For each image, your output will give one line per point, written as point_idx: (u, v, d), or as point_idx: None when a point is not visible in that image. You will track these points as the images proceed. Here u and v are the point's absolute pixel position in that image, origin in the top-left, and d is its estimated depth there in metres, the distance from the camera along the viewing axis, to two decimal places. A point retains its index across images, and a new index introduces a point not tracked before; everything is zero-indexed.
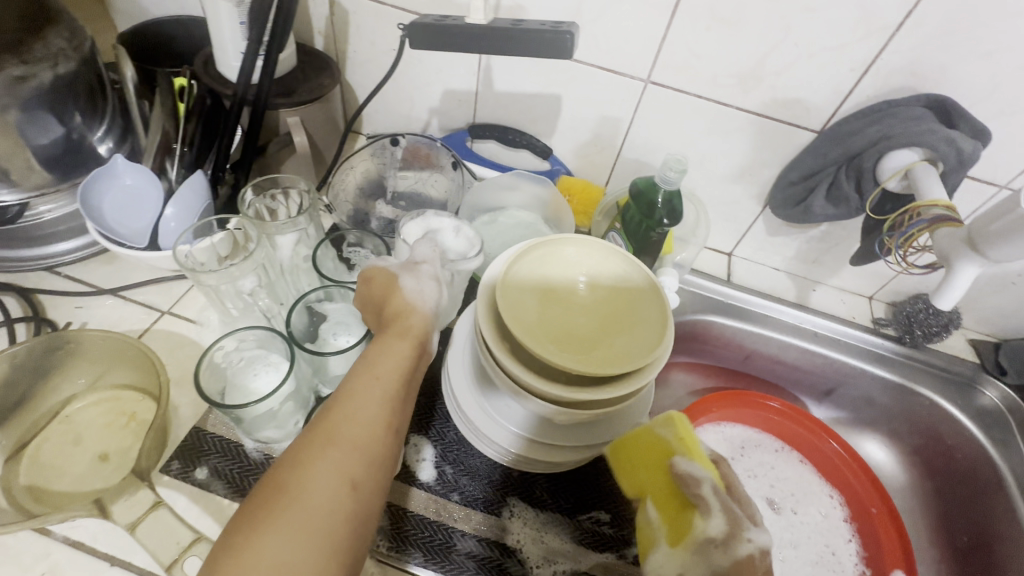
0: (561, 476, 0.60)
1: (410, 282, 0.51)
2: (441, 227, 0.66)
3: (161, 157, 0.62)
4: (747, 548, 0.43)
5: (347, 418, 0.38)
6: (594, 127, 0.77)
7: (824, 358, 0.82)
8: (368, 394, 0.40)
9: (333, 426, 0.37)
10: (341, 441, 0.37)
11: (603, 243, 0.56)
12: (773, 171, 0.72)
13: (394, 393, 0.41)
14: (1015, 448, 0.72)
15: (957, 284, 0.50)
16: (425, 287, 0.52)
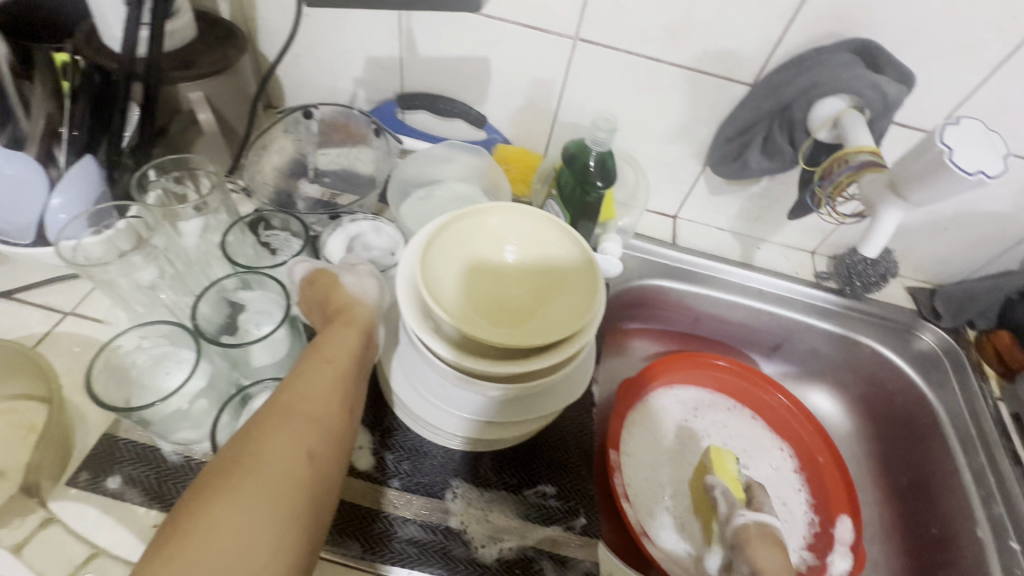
0: (506, 454, 0.58)
1: (352, 279, 0.52)
2: (361, 229, 0.62)
3: (47, 143, 0.57)
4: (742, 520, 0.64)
5: (301, 397, 0.40)
6: (527, 91, 0.73)
7: (770, 315, 0.82)
8: (322, 376, 0.42)
9: (289, 402, 0.39)
10: (297, 415, 0.38)
11: (526, 208, 0.53)
12: (710, 128, 0.71)
13: (344, 376, 0.43)
14: (949, 388, 0.75)
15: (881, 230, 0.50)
16: (367, 283, 0.52)
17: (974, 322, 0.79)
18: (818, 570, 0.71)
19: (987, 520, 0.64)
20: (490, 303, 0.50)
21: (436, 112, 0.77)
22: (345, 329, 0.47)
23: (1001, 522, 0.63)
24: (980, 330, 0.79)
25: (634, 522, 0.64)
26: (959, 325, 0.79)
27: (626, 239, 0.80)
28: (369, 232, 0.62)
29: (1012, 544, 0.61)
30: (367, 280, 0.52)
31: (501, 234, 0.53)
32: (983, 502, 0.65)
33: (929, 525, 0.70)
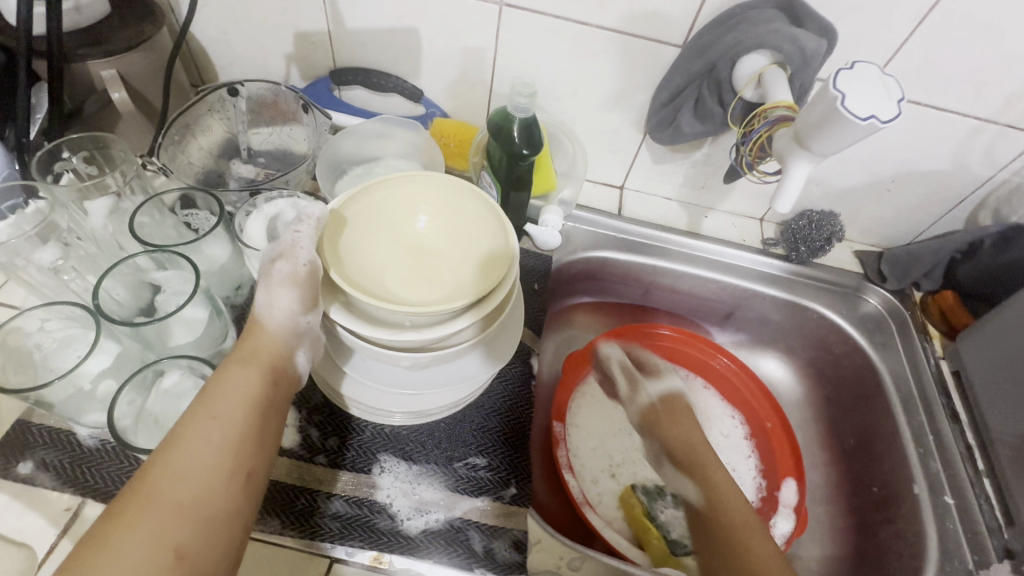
0: (437, 428, 0.58)
1: (264, 296, 0.46)
2: (279, 211, 0.58)
3: None
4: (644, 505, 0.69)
5: (170, 477, 0.35)
6: (460, 61, 0.72)
7: (718, 283, 0.82)
8: (200, 441, 0.37)
9: (154, 485, 0.34)
10: (162, 501, 0.34)
11: (431, 175, 0.53)
12: (646, 94, 0.69)
13: (239, 432, 0.38)
14: (893, 349, 0.75)
15: (789, 185, 0.49)
16: (280, 295, 0.45)
17: (919, 283, 0.79)
18: None
19: (923, 477, 0.64)
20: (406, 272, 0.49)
21: (370, 87, 0.75)
22: (240, 370, 0.42)
23: (937, 478, 0.64)
24: (925, 291, 0.79)
25: (575, 491, 0.65)
26: (905, 287, 0.79)
27: (568, 211, 0.79)
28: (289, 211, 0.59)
29: (945, 499, 0.62)
30: (285, 289, 0.46)
31: (411, 202, 0.52)
32: (921, 460, 0.65)
33: (870, 484, 0.70)
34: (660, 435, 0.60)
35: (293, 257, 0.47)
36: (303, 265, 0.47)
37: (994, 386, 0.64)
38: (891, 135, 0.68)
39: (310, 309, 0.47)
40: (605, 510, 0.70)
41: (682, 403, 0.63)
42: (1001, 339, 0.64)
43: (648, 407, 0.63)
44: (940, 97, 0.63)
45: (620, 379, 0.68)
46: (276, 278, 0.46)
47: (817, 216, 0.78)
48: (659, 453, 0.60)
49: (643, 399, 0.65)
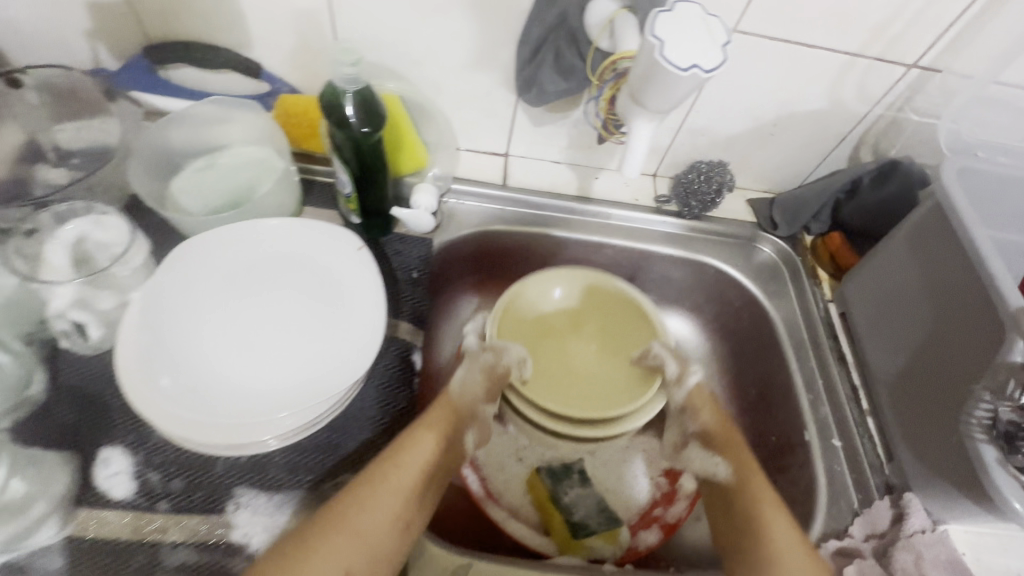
0: (300, 447, 0.52)
1: (461, 377, 0.62)
2: (82, 230, 0.52)
3: None
4: (692, 378, 0.64)
5: (360, 511, 0.46)
6: (294, 26, 0.62)
7: (614, 248, 0.78)
8: (385, 490, 0.49)
9: (347, 514, 0.46)
10: (348, 529, 0.45)
11: (579, 271, 0.71)
12: (510, 51, 0.63)
13: (410, 491, 0.50)
14: (785, 296, 0.75)
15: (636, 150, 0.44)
16: (473, 375, 0.63)
17: (809, 227, 0.78)
18: (669, 496, 0.68)
19: (814, 424, 0.65)
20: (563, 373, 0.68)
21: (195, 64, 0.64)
22: (426, 432, 0.55)
23: (825, 422, 0.65)
24: (815, 234, 0.78)
25: (474, 486, 0.66)
26: (796, 233, 0.78)
27: (447, 185, 0.73)
28: (93, 229, 0.53)
29: (833, 442, 0.63)
30: (476, 374, 0.63)
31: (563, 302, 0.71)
32: (812, 406, 0.66)
33: (769, 434, 0.70)
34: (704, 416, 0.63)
35: (498, 354, 0.64)
36: (501, 365, 0.63)
37: (874, 326, 0.65)
38: (766, 77, 0.65)
39: (489, 401, 0.63)
40: (511, 497, 0.67)
41: (708, 392, 0.65)
42: (880, 279, 0.64)
43: (696, 391, 0.64)
44: (808, 32, 0.60)
45: (665, 361, 0.64)
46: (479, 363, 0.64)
47: (706, 167, 0.75)
48: (692, 437, 0.64)
49: (691, 380, 0.64)
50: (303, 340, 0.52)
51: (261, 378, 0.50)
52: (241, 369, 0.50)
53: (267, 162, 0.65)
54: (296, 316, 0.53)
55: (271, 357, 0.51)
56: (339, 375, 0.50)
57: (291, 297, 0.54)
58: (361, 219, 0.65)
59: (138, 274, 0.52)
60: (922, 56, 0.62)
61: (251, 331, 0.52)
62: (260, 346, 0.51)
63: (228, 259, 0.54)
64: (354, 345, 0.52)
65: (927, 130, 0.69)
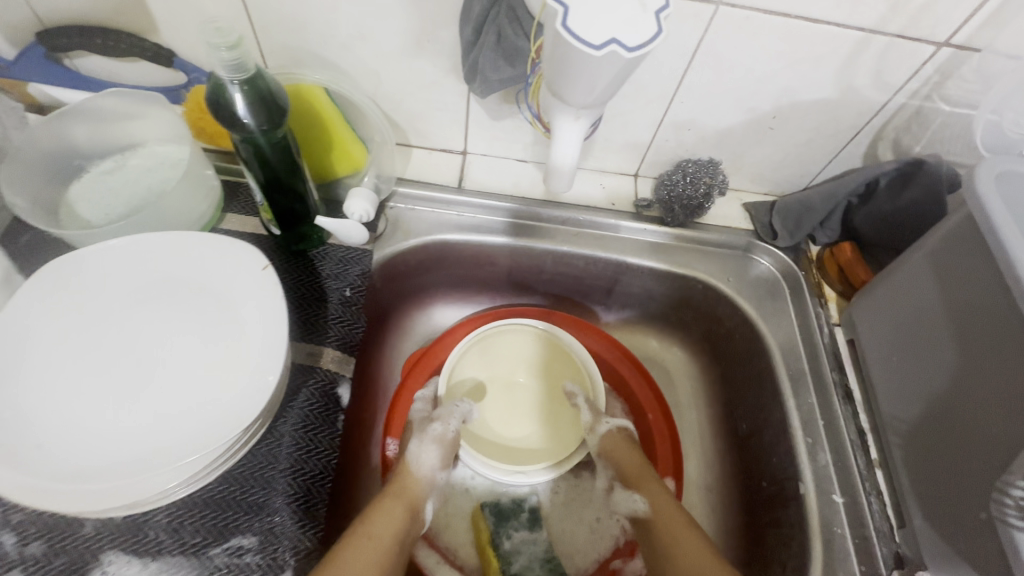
0: (189, 503, 0.45)
1: (414, 447, 0.57)
2: None
3: None
4: (606, 426, 0.60)
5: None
6: (200, 4, 0.53)
7: (587, 259, 0.68)
8: (361, 558, 0.45)
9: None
10: None
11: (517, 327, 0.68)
12: (452, 31, 0.53)
13: (385, 559, 0.47)
14: (785, 318, 0.64)
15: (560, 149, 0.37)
16: (428, 450, 0.57)
17: (814, 235, 0.67)
18: (631, 546, 0.59)
19: (812, 474, 0.55)
20: (508, 413, 0.66)
21: (96, 50, 0.56)
22: (394, 501, 0.52)
23: (825, 473, 0.55)
24: (822, 244, 0.67)
25: None
26: (800, 242, 0.68)
27: (391, 188, 0.64)
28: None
29: (834, 497, 0.53)
30: (432, 448, 0.58)
31: (505, 352, 0.68)
32: (810, 452, 0.56)
33: (760, 479, 0.60)
34: (619, 458, 0.58)
35: (445, 421, 0.60)
36: (451, 429, 0.59)
37: (887, 361, 0.54)
38: (759, 60, 0.54)
39: (444, 467, 0.58)
40: (450, 534, 0.60)
41: (624, 435, 0.60)
42: (897, 304, 0.53)
43: (608, 435, 0.59)
44: (812, 5, 0.49)
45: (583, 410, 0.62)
46: (432, 433, 0.58)
47: (693, 166, 0.65)
48: (613, 479, 0.59)
49: (603, 429, 0.60)
50: (186, 379, 0.43)
51: (128, 428, 0.41)
52: (108, 418, 0.41)
53: (179, 165, 0.57)
54: (179, 351, 0.44)
55: (144, 403, 0.42)
56: (225, 421, 0.42)
57: (177, 328, 0.45)
58: (281, 231, 0.57)
59: None
60: (957, 32, 0.50)
61: (123, 371, 0.43)
62: (132, 389, 0.43)
63: (105, 285, 0.46)
64: (245, 382, 0.43)
65: (959, 122, 0.58)
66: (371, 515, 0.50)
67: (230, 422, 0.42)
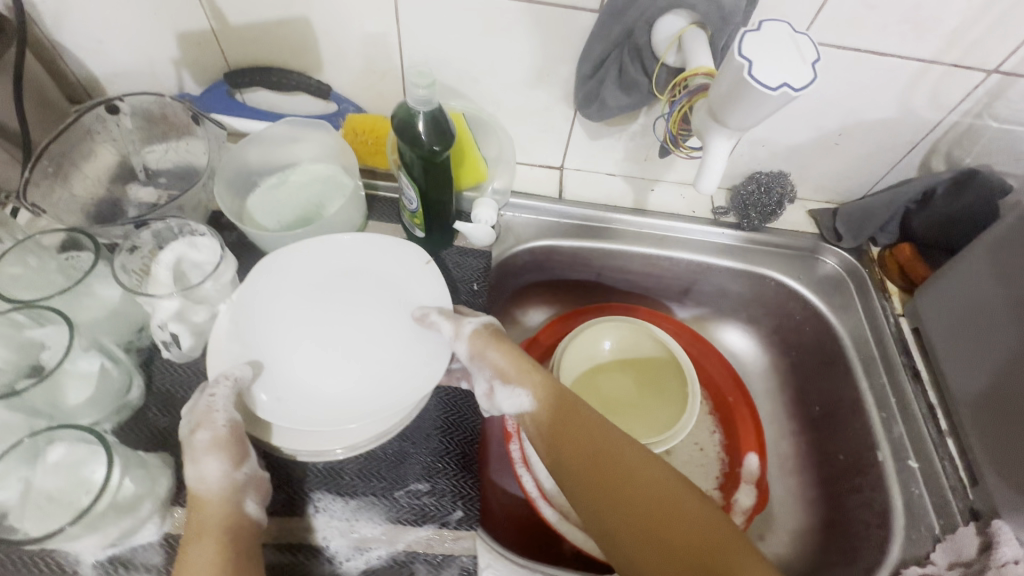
0: (374, 456, 0.54)
1: (191, 469, 0.46)
2: (175, 250, 0.55)
3: None
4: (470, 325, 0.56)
5: None
6: (363, 49, 0.65)
7: (669, 260, 0.78)
8: None
9: None
10: None
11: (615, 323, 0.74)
12: (569, 66, 0.64)
13: None
14: (852, 309, 0.73)
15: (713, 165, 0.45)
16: (202, 468, 0.46)
17: (875, 238, 0.75)
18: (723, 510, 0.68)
19: (888, 443, 0.62)
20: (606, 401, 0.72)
21: (271, 87, 0.68)
22: (197, 543, 0.43)
23: (900, 441, 0.62)
24: (882, 245, 0.76)
25: (529, 486, 0.65)
26: (862, 244, 0.76)
27: (504, 199, 0.74)
28: (190, 249, 0.55)
29: (910, 463, 0.61)
30: (213, 456, 0.46)
31: (599, 346, 0.74)
32: (884, 424, 0.64)
33: (837, 452, 0.68)
34: (490, 355, 0.54)
35: (211, 421, 0.48)
36: (222, 426, 0.48)
37: (952, 343, 0.62)
38: (830, 86, 0.64)
39: (241, 463, 0.48)
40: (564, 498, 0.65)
41: (491, 329, 0.57)
42: (959, 292, 0.61)
43: (473, 334, 0.55)
44: (879, 40, 0.58)
45: (440, 323, 0.55)
46: (196, 448, 0.47)
47: (765, 177, 0.74)
48: (489, 378, 0.55)
49: (469, 329, 0.55)
50: (378, 347, 0.55)
51: (338, 387, 0.53)
52: (327, 374, 0.53)
53: (335, 179, 0.68)
54: (367, 328, 0.56)
55: (347, 369, 0.54)
56: (412, 382, 0.53)
57: (367, 309, 0.57)
58: (423, 234, 0.67)
59: (225, 288, 0.55)
60: (1004, 61, 0.59)
61: (331, 339, 0.55)
62: (339, 352, 0.55)
63: (304, 273, 0.57)
64: (422, 357, 0.55)
65: (1008, 136, 0.66)
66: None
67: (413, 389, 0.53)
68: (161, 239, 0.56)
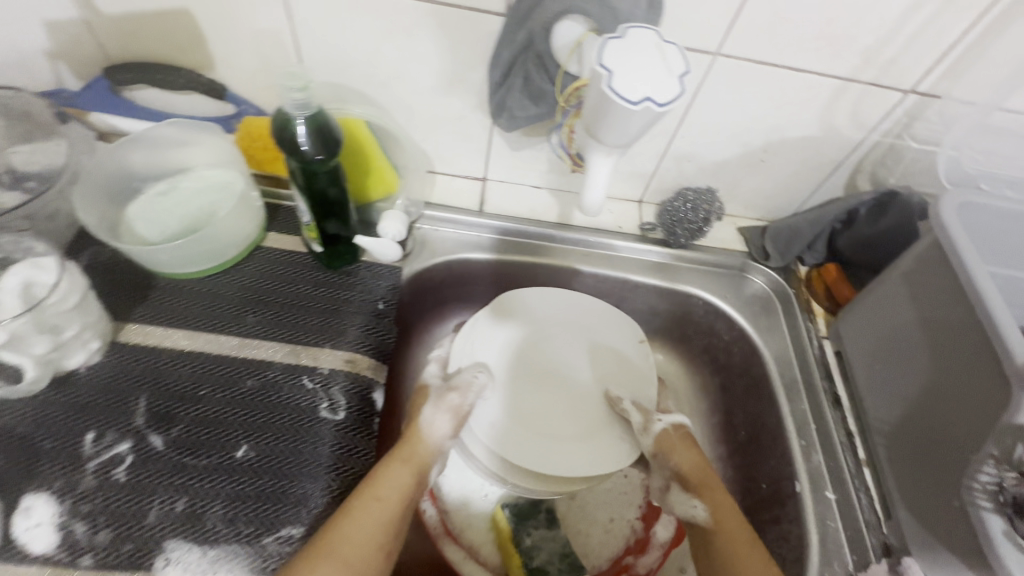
0: (242, 500, 0.48)
1: (429, 411, 0.59)
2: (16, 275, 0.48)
3: None
4: (659, 425, 0.61)
5: (347, 538, 0.46)
6: (256, 48, 0.60)
7: (596, 277, 0.74)
8: (368, 519, 0.48)
9: (331, 542, 0.45)
10: (335, 558, 0.45)
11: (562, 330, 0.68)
12: (480, 73, 0.60)
13: (394, 518, 0.50)
14: (778, 330, 0.71)
15: (594, 176, 0.46)
16: (440, 418, 0.58)
17: (803, 257, 0.73)
18: (642, 544, 0.65)
19: (806, 472, 0.60)
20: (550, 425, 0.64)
21: (158, 85, 0.62)
22: (403, 465, 0.54)
23: (818, 472, 0.60)
24: (810, 264, 0.74)
25: (432, 521, 0.62)
26: (789, 263, 0.74)
27: (418, 211, 0.71)
28: (35, 272, 0.49)
29: (827, 494, 0.58)
30: (445, 418, 0.59)
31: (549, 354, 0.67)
32: (804, 453, 0.61)
33: (759, 481, 0.65)
34: (676, 457, 0.59)
35: (463, 392, 0.60)
36: (467, 402, 0.60)
37: (871, 370, 0.60)
38: (750, 102, 0.62)
39: (455, 436, 0.60)
40: (473, 533, 0.63)
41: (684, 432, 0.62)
42: (877, 318, 0.60)
43: (664, 434, 0.60)
44: (795, 56, 0.56)
45: (632, 413, 0.62)
46: (447, 402, 0.59)
47: (693, 194, 0.70)
48: (669, 479, 0.59)
49: (658, 427, 0.61)
50: (568, 399, 0.65)
51: (540, 450, 0.61)
52: (528, 410, 0.63)
53: (227, 189, 0.62)
54: (570, 401, 0.64)
55: (529, 426, 0.62)
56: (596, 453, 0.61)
57: (596, 346, 0.68)
58: (322, 248, 0.62)
59: (69, 314, 0.49)
60: (919, 81, 0.58)
61: (551, 374, 0.66)
62: (543, 387, 0.65)
63: (553, 330, 0.68)
64: (610, 436, 0.62)
65: (929, 158, 0.65)
66: (377, 488, 0.50)
67: (602, 455, 0.61)
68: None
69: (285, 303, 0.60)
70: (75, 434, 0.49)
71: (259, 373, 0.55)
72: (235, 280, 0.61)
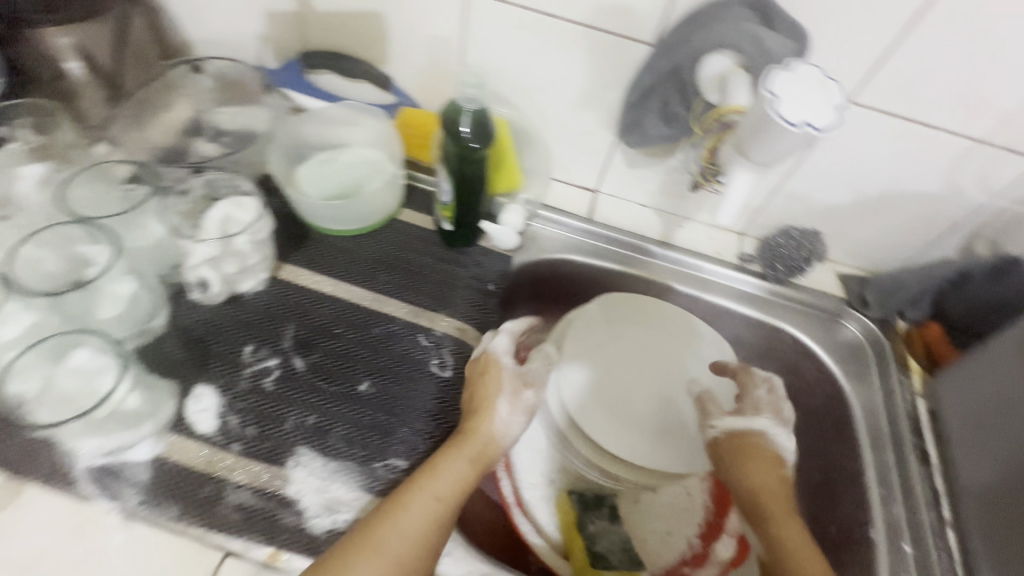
0: (360, 426, 0.56)
1: (505, 407, 0.57)
2: (225, 208, 0.60)
3: None
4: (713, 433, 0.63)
5: (399, 534, 0.47)
6: (427, 50, 0.69)
7: (686, 297, 0.78)
8: (420, 516, 0.48)
9: (385, 537, 0.46)
10: (387, 553, 0.46)
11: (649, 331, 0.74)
12: (616, 93, 0.66)
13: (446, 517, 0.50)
14: (866, 380, 0.71)
15: (730, 191, 0.52)
16: (516, 416, 0.58)
17: (904, 313, 0.72)
18: (699, 559, 0.65)
19: (883, 522, 0.60)
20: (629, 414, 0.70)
21: (339, 72, 0.73)
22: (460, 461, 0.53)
23: (897, 524, 0.60)
24: (910, 321, 0.73)
25: (507, 493, 0.67)
26: (889, 316, 0.73)
27: (533, 210, 0.77)
28: (236, 209, 0.60)
29: (903, 545, 0.58)
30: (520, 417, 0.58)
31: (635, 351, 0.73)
32: (883, 502, 0.61)
33: (828, 524, 0.65)
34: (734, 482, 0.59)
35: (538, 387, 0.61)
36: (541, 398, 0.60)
37: (968, 432, 0.60)
38: (873, 152, 0.64)
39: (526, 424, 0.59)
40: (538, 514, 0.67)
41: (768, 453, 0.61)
42: (979, 379, 0.60)
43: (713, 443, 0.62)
44: (928, 113, 0.59)
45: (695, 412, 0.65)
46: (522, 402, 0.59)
47: (797, 233, 0.73)
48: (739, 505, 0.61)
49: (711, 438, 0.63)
50: (649, 396, 0.70)
51: (621, 438, 0.67)
52: (612, 400, 0.69)
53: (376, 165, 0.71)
54: (650, 398, 0.70)
55: (611, 415, 0.68)
56: (669, 450, 0.67)
57: (680, 353, 0.73)
58: (452, 227, 0.69)
59: (257, 245, 0.61)
60: None
61: (633, 370, 0.71)
62: (628, 382, 0.70)
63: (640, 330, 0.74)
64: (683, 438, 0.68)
65: None
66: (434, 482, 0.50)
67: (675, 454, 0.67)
68: (211, 188, 0.64)
69: (412, 269, 0.69)
70: (238, 344, 0.59)
71: (384, 324, 0.63)
72: (372, 243, 0.70)
